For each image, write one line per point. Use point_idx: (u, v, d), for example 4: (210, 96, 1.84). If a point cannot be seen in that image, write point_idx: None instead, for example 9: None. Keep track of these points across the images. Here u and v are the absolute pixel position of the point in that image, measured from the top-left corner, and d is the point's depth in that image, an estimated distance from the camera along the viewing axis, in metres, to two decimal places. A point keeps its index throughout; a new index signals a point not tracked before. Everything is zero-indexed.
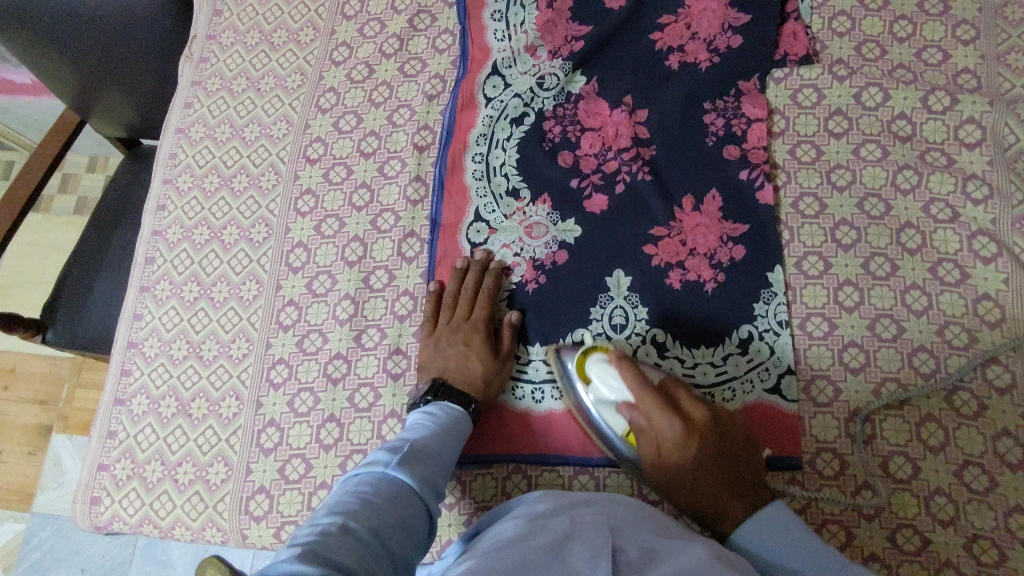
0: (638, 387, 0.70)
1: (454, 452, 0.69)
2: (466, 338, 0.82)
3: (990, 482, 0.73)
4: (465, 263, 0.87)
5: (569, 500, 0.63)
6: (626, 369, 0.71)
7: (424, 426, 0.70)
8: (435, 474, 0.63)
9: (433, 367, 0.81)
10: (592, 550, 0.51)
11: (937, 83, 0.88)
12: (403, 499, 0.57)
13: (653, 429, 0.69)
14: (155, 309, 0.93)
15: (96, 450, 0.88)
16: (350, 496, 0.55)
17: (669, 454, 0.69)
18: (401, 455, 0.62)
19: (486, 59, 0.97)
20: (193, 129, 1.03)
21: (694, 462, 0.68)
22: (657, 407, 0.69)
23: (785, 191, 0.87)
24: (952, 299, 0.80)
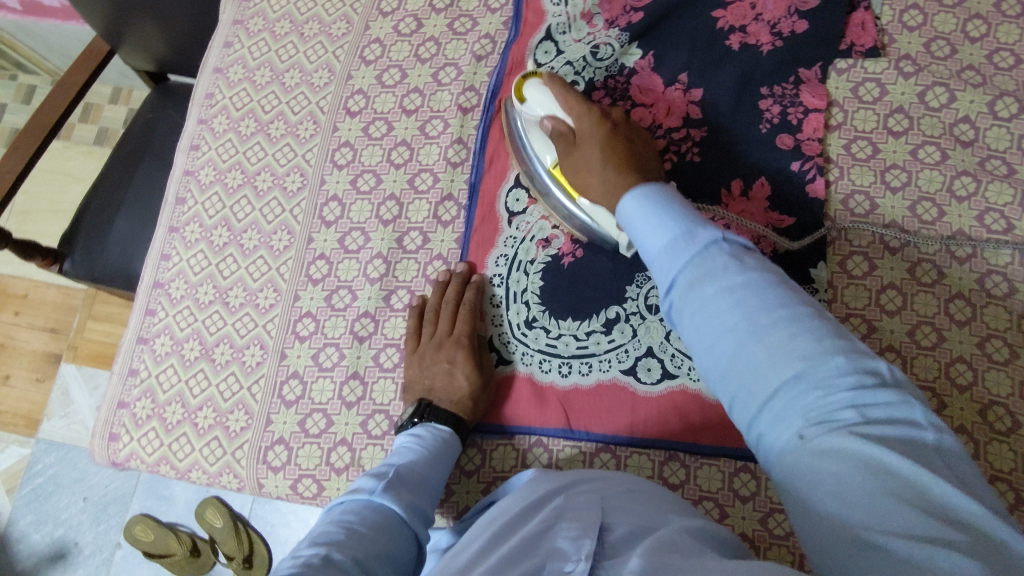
0: (564, 101, 0.76)
1: (442, 476, 0.69)
2: (448, 356, 0.79)
3: (1015, 499, 0.72)
4: (447, 275, 0.85)
5: (565, 478, 0.62)
6: (557, 85, 0.77)
7: (411, 449, 0.70)
8: (420, 500, 0.63)
9: (420, 387, 0.79)
10: (578, 526, 0.50)
11: (1006, 88, 0.85)
12: (389, 528, 0.58)
13: (572, 114, 0.76)
14: (183, 251, 0.92)
15: (116, 387, 0.88)
16: (335, 525, 0.56)
17: (580, 147, 0.74)
18: (387, 481, 0.62)
19: (540, 23, 0.94)
20: (232, 69, 1.00)
21: (596, 146, 0.72)
22: (578, 100, 0.76)
23: (836, 186, 0.85)
24: (997, 312, 0.78)
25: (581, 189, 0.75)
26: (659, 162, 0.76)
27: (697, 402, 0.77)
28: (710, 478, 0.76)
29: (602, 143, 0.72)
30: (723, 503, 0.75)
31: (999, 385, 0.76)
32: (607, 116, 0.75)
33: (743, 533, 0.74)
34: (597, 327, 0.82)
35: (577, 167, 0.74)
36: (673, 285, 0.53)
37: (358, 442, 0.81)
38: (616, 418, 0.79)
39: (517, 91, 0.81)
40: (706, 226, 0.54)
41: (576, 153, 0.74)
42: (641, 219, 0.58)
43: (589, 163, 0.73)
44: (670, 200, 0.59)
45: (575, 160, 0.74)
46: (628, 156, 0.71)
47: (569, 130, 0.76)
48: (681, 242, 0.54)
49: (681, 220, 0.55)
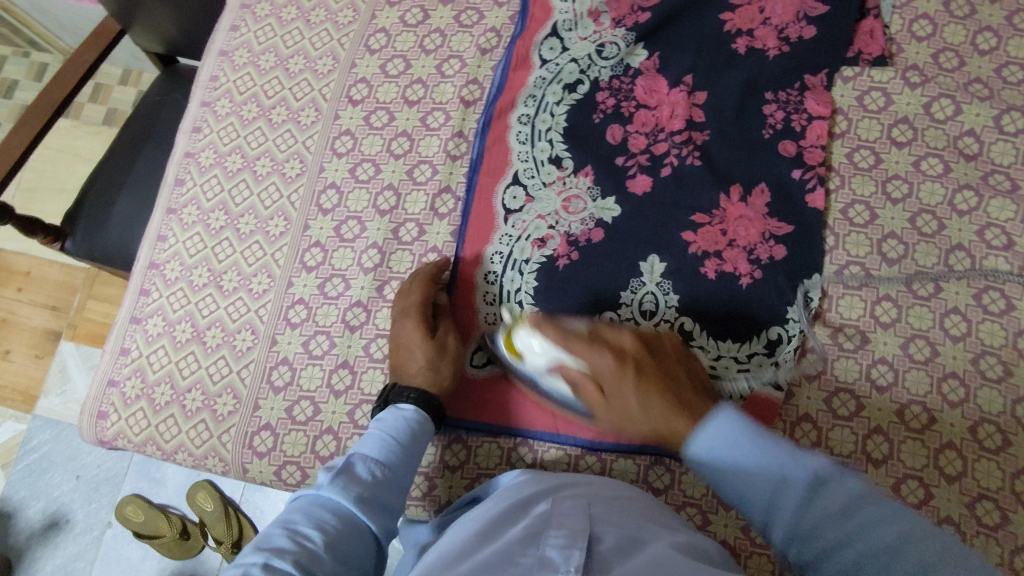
0: (558, 336, 0.72)
1: (404, 456, 0.68)
2: (402, 328, 0.79)
3: (1001, 518, 0.72)
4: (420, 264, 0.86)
5: (555, 482, 0.63)
6: (548, 326, 0.73)
7: (367, 436, 0.69)
8: (376, 486, 0.63)
9: (392, 366, 0.79)
10: (566, 534, 0.49)
11: (1014, 102, 0.84)
12: (335, 522, 0.58)
13: (585, 368, 0.70)
14: (180, 233, 0.92)
15: (107, 365, 0.88)
16: (279, 527, 0.56)
17: (613, 395, 0.70)
18: (336, 474, 0.62)
19: (546, 19, 0.93)
20: (237, 53, 1.00)
21: (639, 394, 0.68)
22: (587, 345, 0.71)
23: (836, 195, 0.84)
24: (992, 329, 0.78)
25: (615, 421, 0.71)
26: (688, 364, 0.75)
27: None
28: (695, 484, 0.76)
29: (646, 389, 0.68)
30: (706, 509, 0.75)
31: (991, 402, 0.75)
32: (625, 353, 0.71)
33: (724, 540, 0.74)
34: None
35: (613, 411, 0.70)
36: (787, 479, 0.57)
37: (344, 431, 0.81)
38: None
39: (508, 342, 0.77)
40: (797, 461, 0.58)
41: (611, 401, 0.70)
42: (722, 445, 0.61)
43: (630, 410, 0.69)
44: (742, 423, 0.62)
45: (613, 404, 0.70)
46: (664, 390, 0.69)
47: (586, 373, 0.70)
48: (779, 463, 0.58)
49: (769, 450, 0.59)
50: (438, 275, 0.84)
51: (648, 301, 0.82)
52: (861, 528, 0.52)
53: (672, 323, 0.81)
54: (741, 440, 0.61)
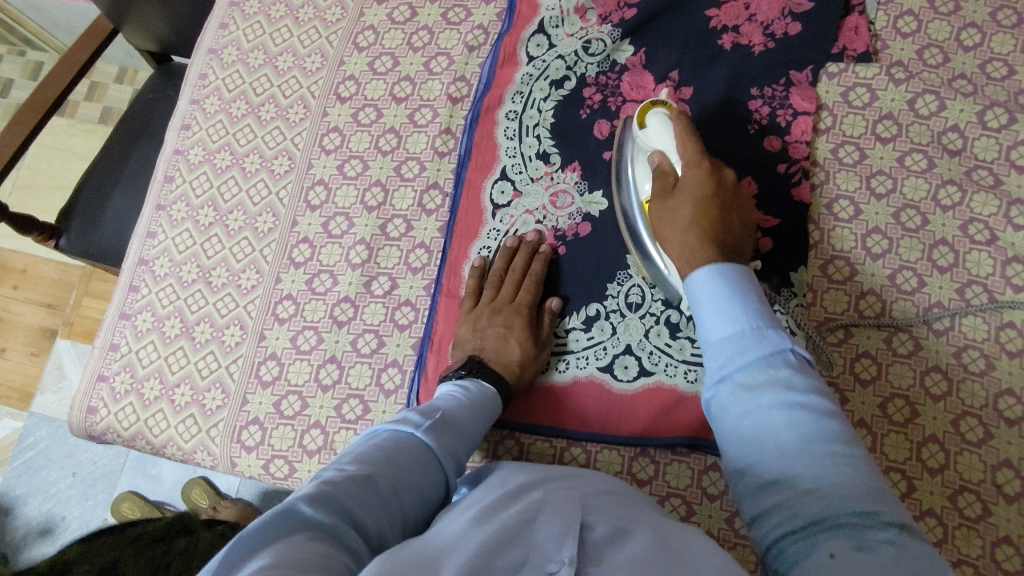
0: (682, 130, 0.72)
1: (484, 430, 0.65)
2: (508, 319, 0.79)
3: (983, 510, 0.73)
4: (516, 243, 0.84)
5: (545, 473, 0.60)
6: (679, 120, 0.74)
7: (459, 397, 0.66)
8: (462, 449, 0.60)
9: (469, 346, 0.79)
10: (560, 522, 0.48)
11: (997, 98, 0.85)
12: (428, 466, 0.54)
13: (679, 170, 0.71)
14: (169, 229, 0.93)
15: (96, 361, 0.88)
16: (374, 449, 0.53)
17: (682, 185, 0.70)
18: (434, 421, 0.58)
19: (533, 15, 0.94)
20: (226, 51, 1.00)
21: (696, 205, 0.67)
22: (696, 155, 0.71)
23: (821, 190, 0.85)
24: (975, 323, 0.78)
25: (660, 227, 0.70)
26: (748, 236, 0.71)
27: (671, 399, 0.78)
28: (679, 475, 0.77)
29: (700, 206, 0.67)
30: (690, 501, 0.76)
31: (973, 395, 0.76)
32: (717, 186, 0.69)
33: (708, 532, 0.74)
34: (577, 324, 0.83)
35: (669, 205, 0.70)
36: (766, 370, 0.52)
37: (331, 425, 0.81)
38: (590, 415, 0.79)
39: (639, 116, 0.78)
40: (781, 340, 0.54)
41: (675, 194, 0.70)
42: (707, 300, 0.58)
43: (677, 217, 0.68)
44: (747, 294, 0.58)
45: (665, 205, 0.70)
46: (716, 230, 0.66)
47: (676, 174, 0.72)
48: (754, 334, 0.54)
49: (754, 314, 0.56)
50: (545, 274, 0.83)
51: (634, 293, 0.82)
52: (833, 469, 0.46)
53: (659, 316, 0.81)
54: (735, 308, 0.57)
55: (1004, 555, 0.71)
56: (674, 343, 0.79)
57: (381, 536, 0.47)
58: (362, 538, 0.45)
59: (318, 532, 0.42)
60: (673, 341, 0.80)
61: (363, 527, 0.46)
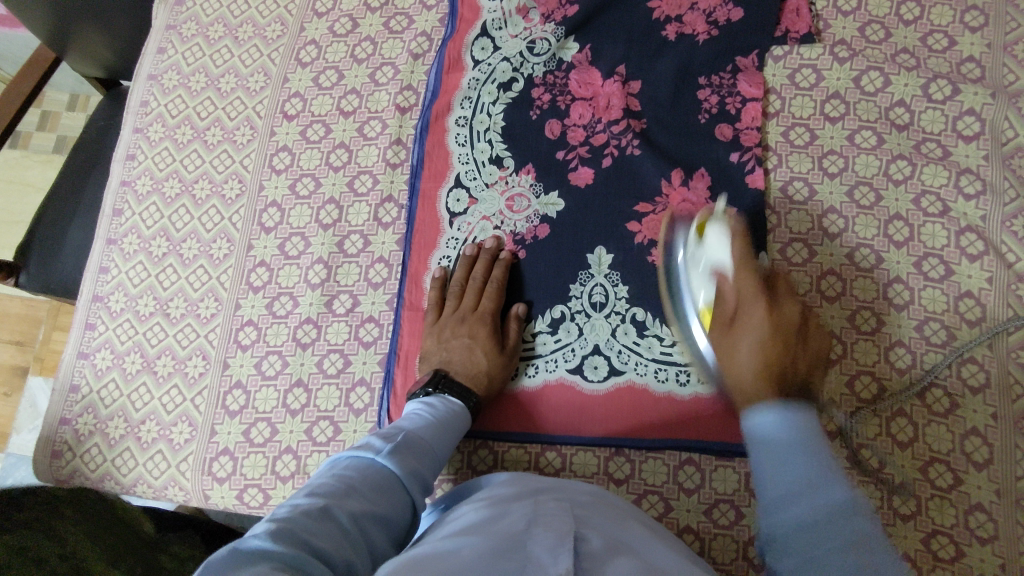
0: (741, 256, 0.70)
1: (449, 448, 0.66)
2: (474, 329, 0.79)
3: (954, 480, 0.74)
4: (475, 250, 0.84)
5: (529, 486, 0.59)
6: (737, 240, 0.72)
7: (421, 416, 0.67)
8: (425, 469, 0.61)
9: (435, 359, 0.78)
10: (555, 535, 0.47)
11: (940, 70, 0.85)
12: (389, 490, 0.55)
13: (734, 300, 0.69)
14: (122, 263, 0.91)
15: (57, 403, 0.86)
16: (334, 478, 0.53)
17: (742, 325, 0.67)
18: (394, 445, 0.59)
19: (475, 19, 0.92)
20: (166, 75, 0.98)
21: (754, 336, 0.66)
22: (749, 287, 0.68)
23: (775, 174, 0.85)
24: (934, 295, 0.79)
25: (719, 361, 0.68)
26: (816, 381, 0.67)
27: (643, 396, 0.78)
28: (655, 472, 0.77)
29: (762, 338, 0.65)
30: (668, 497, 0.76)
31: (937, 366, 0.77)
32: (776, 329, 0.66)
33: (687, 526, 0.75)
34: (543, 328, 0.82)
35: (727, 344, 0.68)
36: (835, 501, 0.49)
37: (302, 450, 0.80)
38: (562, 418, 0.79)
39: (699, 313, 0.74)
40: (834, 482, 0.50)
41: (736, 329, 0.68)
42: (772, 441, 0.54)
43: (739, 355, 0.65)
44: (818, 443, 0.53)
45: (721, 332, 0.69)
46: (779, 368, 0.62)
47: (733, 303, 0.69)
48: (807, 489, 0.50)
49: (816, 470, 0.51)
50: (507, 279, 0.83)
51: (598, 292, 0.82)
52: (834, 538, 0.47)
53: (624, 314, 0.81)
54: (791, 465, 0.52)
55: (977, 522, 0.72)
56: (641, 342, 0.80)
57: (346, 563, 0.47)
58: (324, 566, 0.45)
59: (275, 562, 0.41)
60: (641, 340, 0.80)
61: (326, 555, 0.45)
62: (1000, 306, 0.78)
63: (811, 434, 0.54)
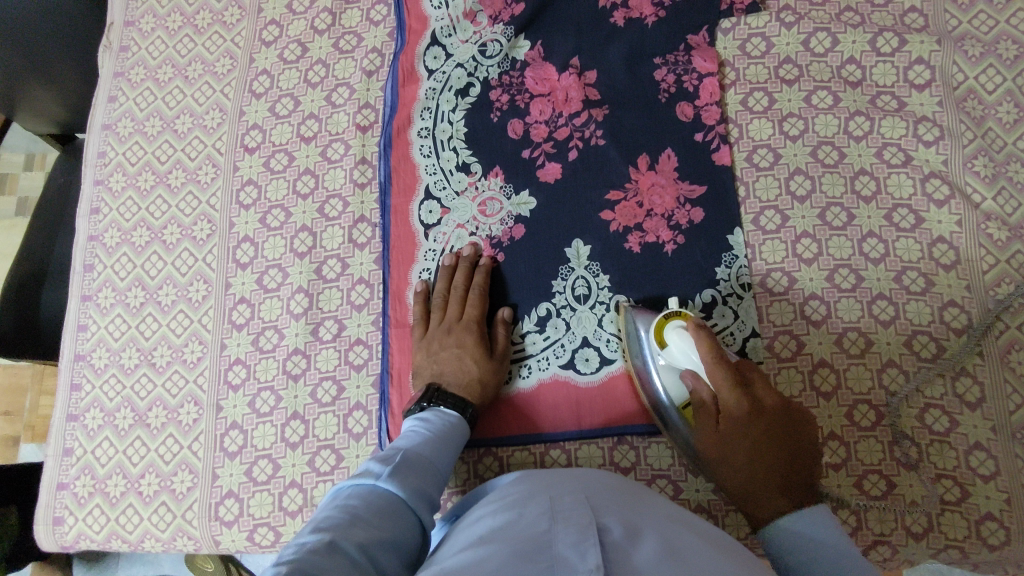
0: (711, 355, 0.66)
1: (450, 462, 0.66)
2: (461, 338, 0.79)
3: (950, 422, 0.75)
4: (454, 259, 0.84)
5: (540, 481, 0.59)
6: (701, 331, 0.68)
7: (418, 433, 0.67)
8: (428, 487, 0.61)
9: (427, 373, 0.78)
10: (577, 529, 0.47)
11: (884, 24, 0.87)
12: (394, 513, 0.55)
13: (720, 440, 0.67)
14: (100, 319, 0.90)
15: (51, 469, 0.85)
16: (338, 510, 0.53)
17: (729, 428, 0.67)
18: (394, 466, 0.59)
19: (424, 29, 0.92)
20: (121, 124, 0.97)
21: (744, 421, 0.66)
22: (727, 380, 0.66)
23: (739, 145, 0.85)
24: (908, 244, 0.80)
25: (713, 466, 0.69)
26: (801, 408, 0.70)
27: (637, 383, 0.79)
28: (660, 455, 0.77)
29: (754, 430, 0.66)
30: (676, 478, 0.77)
31: (920, 314, 0.78)
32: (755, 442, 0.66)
33: (699, 504, 0.76)
34: (531, 327, 0.82)
35: (721, 445, 0.67)
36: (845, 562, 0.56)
37: (308, 481, 0.80)
38: (562, 414, 0.79)
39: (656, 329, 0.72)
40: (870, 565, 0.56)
41: (723, 435, 0.67)
42: (801, 546, 0.59)
43: (738, 462, 0.66)
44: (822, 525, 0.59)
45: (718, 431, 0.67)
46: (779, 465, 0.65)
47: (711, 392, 0.68)
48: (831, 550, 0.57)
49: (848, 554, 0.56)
50: (488, 284, 0.83)
51: (581, 285, 0.82)
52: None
53: (609, 303, 0.81)
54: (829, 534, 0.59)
55: (978, 460, 0.73)
56: None
57: None
58: None
59: None
60: None
61: None
62: (973, 246, 0.79)
63: (835, 530, 0.59)
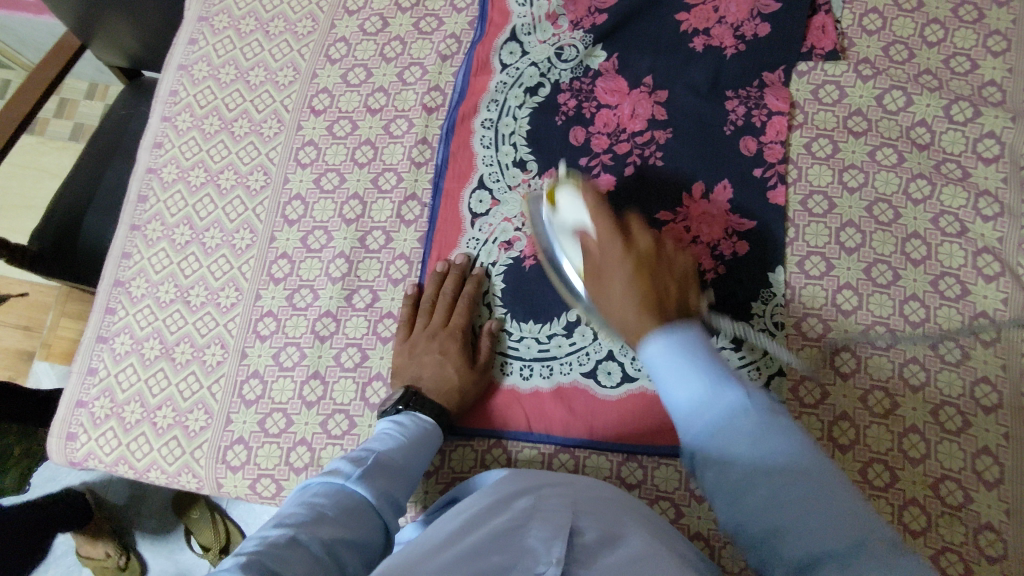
0: (593, 202, 0.71)
1: (418, 468, 0.67)
2: (442, 346, 0.80)
3: (964, 497, 0.74)
4: (445, 266, 0.85)
5: (539, 479, 0.60)
6: (587, 193, 0.73)
7: (392, 436, 0.68)
8: (395, 491, 0.61)
9: (407, 375, 0.79)
10: (551, 527, 0.47)
11: (961, 92, 0.87)
12: (360, 514, 0.55)
13: (600, 246, 0.68)
14: (145, 249, 0.92)
15: (74, 385, 0.87)
16: (305, 506, 0.53)
17: (608, 277, 0.66)
18: (364, 467, 0.60)
19: (505, 23, 0.94)
20: (196, 66, 0.99)
21: (628, 269, 0.64)
22: (609, 220, 0.68)
23: (796, 187, 0.85)
24: (949, 314, 0.80)
25: (606, 312, 0.67)
26: (695, 294, 0.67)
27: (656, 405, 0.78)
28: (668, 478, 0.77)
29: (631, 270, 0.64)
30: (679, 503, 0.76)
31: (951, 384, 0.77)
32: (644, 252, 0.66)
33: (698, 533, 0.75)
34: (558, 330, 0.82)
35: (606, 290, 0.66)
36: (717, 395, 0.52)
37: (317, 442, 0.80)
38: (575, 419, 0.79)
39: (549, 196, 0.78)
40: (731, 384, 0.52)
41: (604, 283, 0.67)
42: (667, 365, 0.55)
43: (620, 300, 0.63)
44: (699, 349, 0.55)
45: (602, 277, 0.67)
46: (656, 293, 0.62)
47: (595, 241, 0.69)
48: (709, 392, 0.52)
49: (711, 373, 0.53)
50: (478, 292, 0.84)
51: None
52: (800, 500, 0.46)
53: None
54: (697, 352, 0.54)
55: (987, 541, 0.72)
56: None
57: None
58: None
59: None
60: None
61: None
62: (1016, 326, 0.78)
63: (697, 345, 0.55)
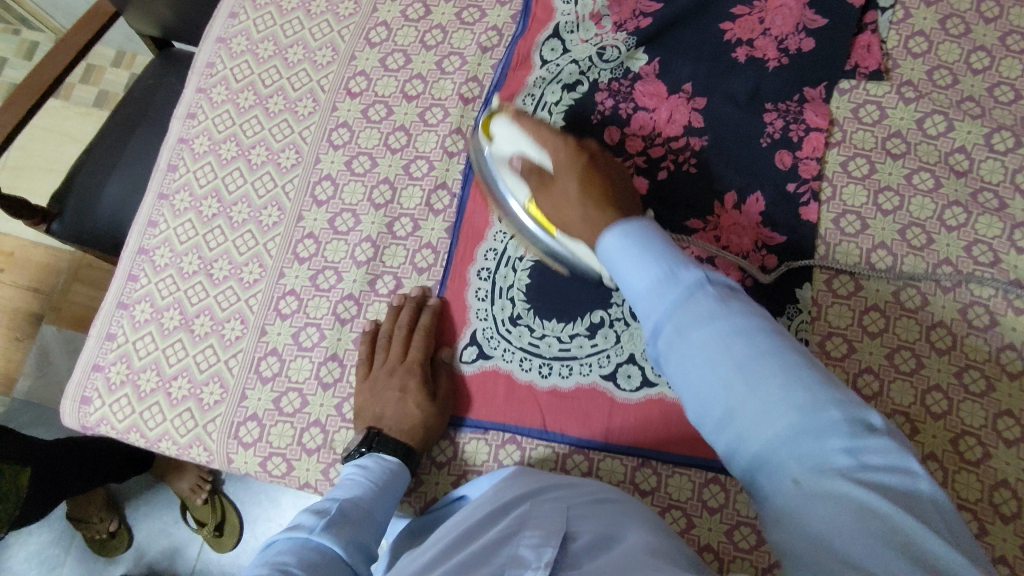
0: (524, 121, 0.75)
1: (387, 513, 0.66)
2: (398, 383, 0.78)
3: (980, 529, 0.73)
4: (401, 300, 0.83)
5: (536, 485, 0.60)
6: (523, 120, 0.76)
7: (348, 486, 0.65)
8: (359, 541, 0.58)
9: (369, 414, 0.77)
10: (542, 533, 0.47)
11: (1004, 121, 0.86)
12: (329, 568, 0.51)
13: (545, 135, 0.73)
14: (171, 219, 0.92)
15: (92, 349, 0.87)
16: (268, 567, 0.48)
17: (562, 191, 0.70)
18: (326, 518, 0.57)
19: (548, 20, 0.94)
20: (235, 40, 0.99)
21: (577, 179, 0.69)
22: (547, 130, 0.74)
23: (829, 206, 0.85)
24: (976, 343, 0.79)
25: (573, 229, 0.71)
26: (643, 215, 0.71)
27: (674, 413, 0.77)
28: (681, 487, 0.76)
29: (583, 188, 0.68)
30: (691, 514, 0.75)
31: (973, 415, 0.76)
32: (580, 159, 0.71)
33: (707, 545, 0.74)
34: (581, 331, 0.81)
35: (561, 199, 0.70)
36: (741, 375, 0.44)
37: (331, 424, 0.80)
38: (592, 422, 0.79)
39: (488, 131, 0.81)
40: (749, 341, 0.45)
41: (560, 195, 0.71)
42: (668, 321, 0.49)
43: (575, 215, 0.68)
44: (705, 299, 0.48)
45: (555, 192, 0.71)
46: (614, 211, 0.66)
47: (548, 168, 0.73)
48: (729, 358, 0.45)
49: (665, 259, 0.52)
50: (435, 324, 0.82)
51: None
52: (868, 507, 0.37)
53: None
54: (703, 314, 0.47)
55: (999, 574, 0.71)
56: None
57: None
58: None
59: None
60: None
61: None
62: None
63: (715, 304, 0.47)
